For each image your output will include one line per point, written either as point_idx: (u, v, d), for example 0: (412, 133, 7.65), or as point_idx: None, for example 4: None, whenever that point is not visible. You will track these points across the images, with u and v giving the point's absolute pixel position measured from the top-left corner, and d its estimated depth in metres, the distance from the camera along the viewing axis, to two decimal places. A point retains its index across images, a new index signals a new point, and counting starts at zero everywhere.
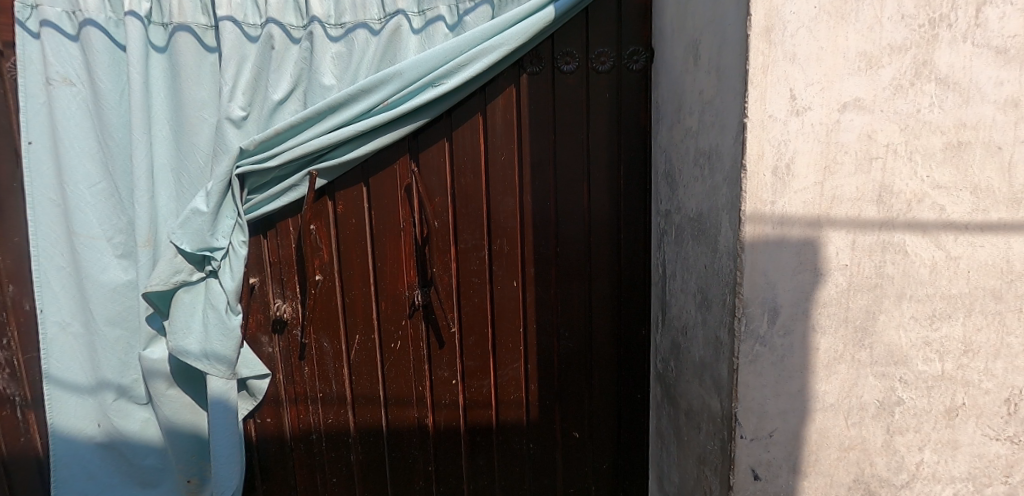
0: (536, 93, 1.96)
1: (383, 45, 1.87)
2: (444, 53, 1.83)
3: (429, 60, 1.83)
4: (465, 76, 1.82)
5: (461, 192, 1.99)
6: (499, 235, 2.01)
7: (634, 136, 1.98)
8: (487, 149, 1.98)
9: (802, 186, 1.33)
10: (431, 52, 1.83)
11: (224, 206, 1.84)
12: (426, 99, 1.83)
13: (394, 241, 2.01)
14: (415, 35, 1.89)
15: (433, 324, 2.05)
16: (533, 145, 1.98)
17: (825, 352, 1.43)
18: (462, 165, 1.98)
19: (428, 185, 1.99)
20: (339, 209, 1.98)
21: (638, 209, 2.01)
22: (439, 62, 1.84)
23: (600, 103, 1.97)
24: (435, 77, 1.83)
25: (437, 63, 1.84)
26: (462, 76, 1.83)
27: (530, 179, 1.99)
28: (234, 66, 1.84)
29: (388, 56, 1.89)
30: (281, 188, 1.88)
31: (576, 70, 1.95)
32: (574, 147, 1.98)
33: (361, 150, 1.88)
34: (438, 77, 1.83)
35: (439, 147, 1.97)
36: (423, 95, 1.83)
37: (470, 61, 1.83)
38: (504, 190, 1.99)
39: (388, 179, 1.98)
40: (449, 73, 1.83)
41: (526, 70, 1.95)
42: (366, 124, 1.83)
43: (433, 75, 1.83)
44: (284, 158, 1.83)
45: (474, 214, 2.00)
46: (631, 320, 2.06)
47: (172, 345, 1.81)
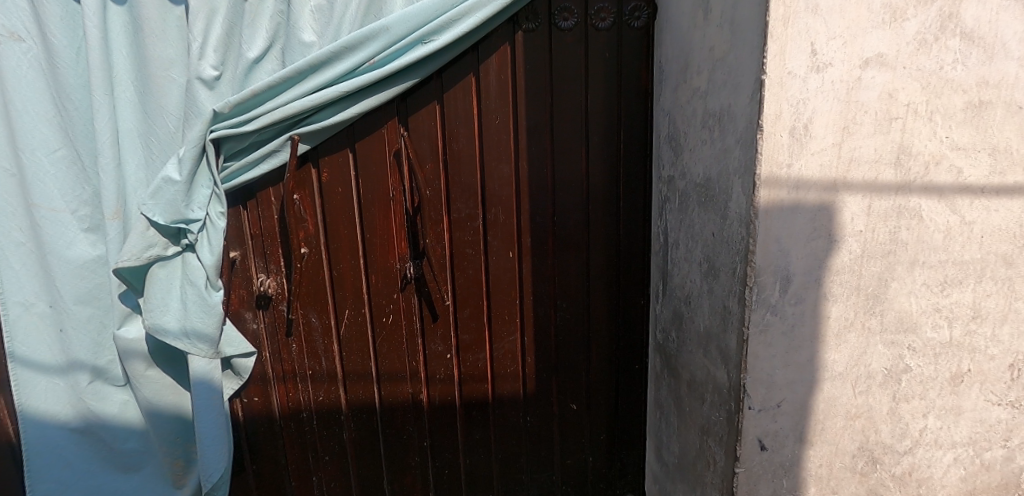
0: (531, 52, 1.86)
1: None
2: (433, 7, 1.71)
3: (417, 15, 1.71)
4: (456, 33, 1.71)
5: (453, 158, 1.89)
6: (493, 203, 1.93)
7: (635, 99, 1.90)
8: (480, 112, 1.88)
9: (819, 147, 1.26)
10: (419, 7, 1.71)
11: (199, 175, 1.72)
12: (414, 59, 1.72)
13: (384, 211, 1.91)
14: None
15: (426, 297, 1.97)
16: (529, 108, 1.88)
17: (836, 321, 1.36)
18: (454, 129, 1.88)
19: (419, 151, 1.88)
20: (324, 177, 1.87)
21: (638, 176, 1.95)
22: (428, 18, 1.72)
23: (600, 63, 1.88)
24: (424, 34, 1.71)
25: (426, 18, 1.72)
26: (453, 33, 1.71)
27: (526, 144, 1.90)
28: (204, 20, 1.71)
29: (374, 10, 1.76)
30: (261, 154, 1.76)
31: (575, 27, 1.86)
32: (572, 110, 1.90)
33: (345, 113, 1.77)
34: (427, 33, 1.72)
35: (430, 110, 1.87)
36: (411, 54, 1.72)
37: (461, 17, 1.72)
38: (499, 156, 1.90)
39: (375, 145, 1.86)
40: (439, 29, 1.72)
41: (521, 27, 1.84)
42: (350, 85, 1.72)
43: (422, 32, 1.71)
44: (264, 121, 1.71)
45: (467, 181, 1.91)
46: (629, 289, 2.02)
47: (148, 323, 1.72)
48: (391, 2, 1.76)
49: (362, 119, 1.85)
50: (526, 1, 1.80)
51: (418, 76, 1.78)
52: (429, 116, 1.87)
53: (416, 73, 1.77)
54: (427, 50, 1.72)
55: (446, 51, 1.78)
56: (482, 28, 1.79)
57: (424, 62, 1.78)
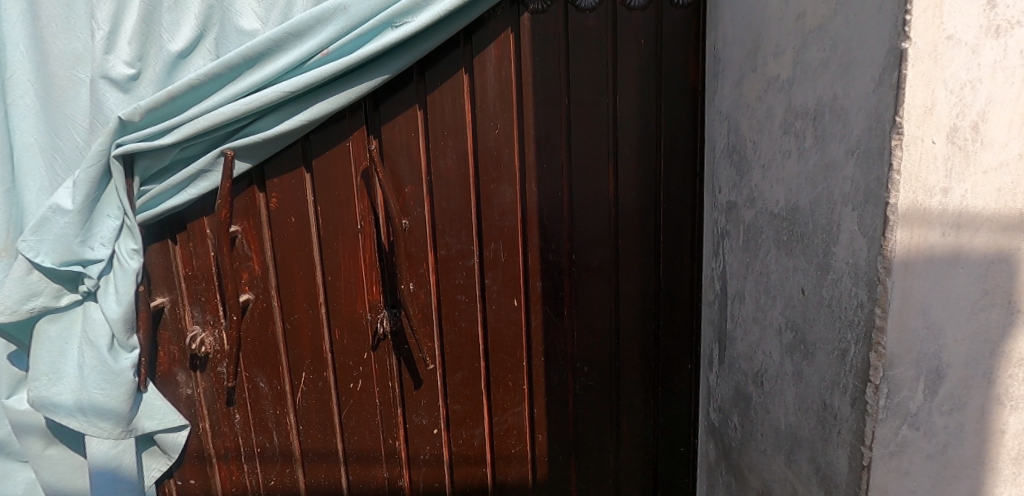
0: (541, 39, 1.41)
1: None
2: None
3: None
4: (436, 13, 1.28)
5: (439, 179, 1.46)
6: (492, 237, 1.49)
7: (679, 101, 1.44)
8: (474, 120, 1.44)
9: (995, 163, 0.79)
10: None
11: (104, 202, 1.33)
12: (380, 48, 1.29)
13: (350, 247, 1.47)
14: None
15: (406, 356, 1.52)
16: (539, 113, 1.44)
17: (1015, 440, 0.85)
18: (441, 141, 1.45)
19: (395, 170, 1.45)
20: (273, 203, 1.44)
21: (682, 202, 1.49)
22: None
23: (633, 54, 1.42)
24: (393, 15, 1.29)
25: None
26: (432, 14, 1.28)
27: (535, 161, 1.46)
28: (112, 4, 1.33)
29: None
30: (186, 175, 1.35)
31: (598, 7, 1.41)
32: (596, 116, 1.45)
33: (292, 121, 1.34)
34: (398, 14, 1.29)
35: (409, 118, 1.44)
36: (376, 42, 1.29)
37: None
38: (499, 175, 1.46)
39: (337, 162, 1.43)
40: (413, 9, 1.29)
41: (527, 8, 1.41)
42: (295, 84, 1.30)
43: (389, 13, 1.28)
44: (185, 131, 1.31)
45: (458, 209, 1.48)
46: (673, 350, 1.54)
47: (32, 397, 1.33)
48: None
49: (319, 129, 1.42)
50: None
51: (389, 73, 1.34)
52: (408, 126, 1.44)
53: (386, 69, 1.34)
54: (397, 37, 1.29)
55: (424, 39, 1.34)
56: (471, 9, 1.35)
57: (396, 55, 1.34)
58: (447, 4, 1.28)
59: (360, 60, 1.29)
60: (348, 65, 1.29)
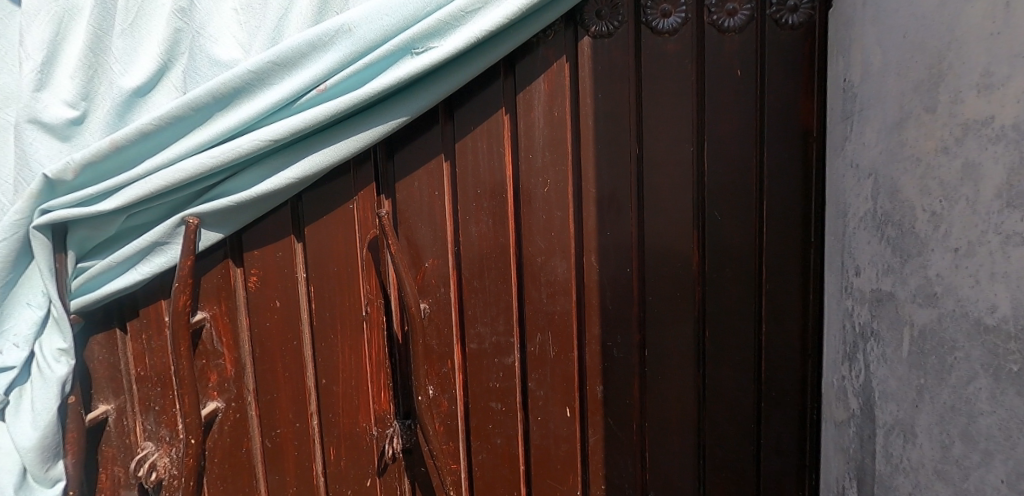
0: (605, 70, 1.08)
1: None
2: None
3: (403, 6, 0.95)
4: (475, 34, 0.94)
5: (469, 251, 1.12)
6: (539, 327, 1.13)
7: (788, 150, 1.09)
8: (517, 175, 1.10)
9: None
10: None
11: (24, 285, 0.99)
12: (398, 82, 0.95)
13: (352, 342, 1.10)
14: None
15: (426, 483, 1.13)
16: (603, 165, 1.10)
17: None
18: (472, 202, 1.10)
19: (414, 240, 1.12)
20: (252, 283, 1.09)
21: (789, 280, 1.11)
22: (424, 12, 0.96)
23: (727, 88, 1.08)
24: (417, 37, 0.95)
25: (421, 13, 0.95)
26: (469, 37, 0.95)
27: (597, 227, 1.11)
28: (46, 24, 0.99)
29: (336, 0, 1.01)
30: (135, 248, 1.00)
31: (681, 29, 1.07)
32: (677, 169, 1.10)
33: (276, 179, 0.99)
34: (422, 36, 0.95)
35: (433, 171, 1.10)
36: (393, 74, 0.95)
37: (483, 8, 0.96)
38: (550, 247, 1.11)
39: (337, 230, 1.08)
40: (443, 29, 0.95)
41: (587, 30, 1.07)
42: (282, 130, 0.95)
43: (411, 35, 0.95)
44: (131, 195, 0.96)
45: (495, 291, 1.12)
46: (778, 478, 1.15)
47: None
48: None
49: (313, 186, 1.07)
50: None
51: (408, 115, 1.00)
52: (430, 181, 1.10)
53: (404, 109, 0.99)
54: (421, 67, 0.95)
55: (455, 69, 1.00)
56: (519, 30, 1.00)
57: (417, 90, 0.99)
58: (490, 23, 0.94)
59: (371, 97, 0.95)
60: (355, 105, 0.95)
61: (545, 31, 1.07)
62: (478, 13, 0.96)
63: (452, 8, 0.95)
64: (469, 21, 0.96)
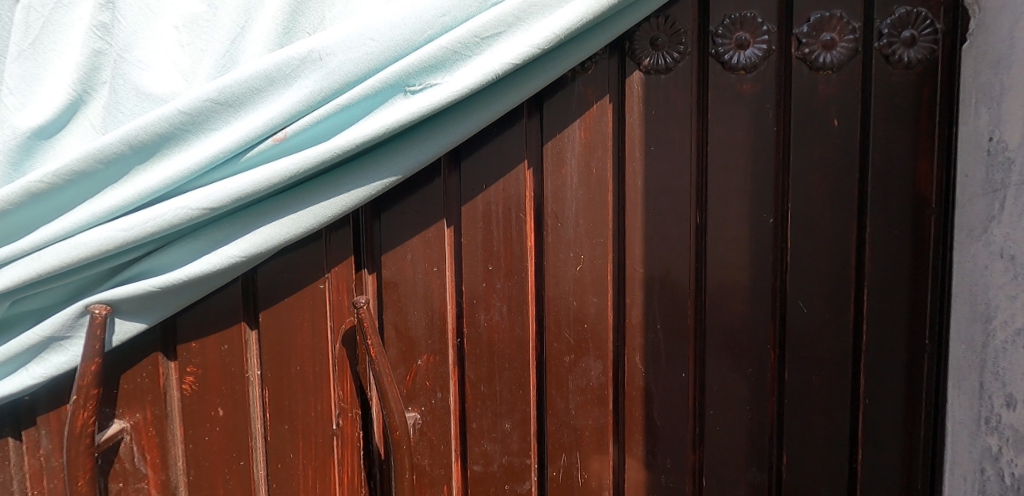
0: (659, 116, 0.84)
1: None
2: (434, 10, 0.70)
3: (395, 28, 0.70)
4: (491, 70, 0.70)
5: (474, 347, 0.86)
6: (565, 446, 0.87)
7: (898, 225, 0.83)
8: (542, 249, 0.85)
9: None
10: (399, 11, 0.70)
11: None
12: (386, 130, 0.69)
13: (317, 465, 0.83)
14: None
15: None
16: (653, 239, 0.85)
17: None
18: (480, 283, 0.85)
19: (403, 331, 0.85)
20: (187, 384, 0.82)
21: (896, 394, 0.85)
22: (422, 37, 0.70)
23: (818, 143, 0.84)
24: (412, 72, 0.70)
25: (418, 39, 0.70)
26: (484, 73, 0.70)
27: (645, 318, 0.86)
28: None
29: (304, 18, 0.75)
30: (21, 345, 0.73)
31: (761, 64, 0.83)
32: (748, 244, 0.86)
33: (215, 257, 0.72)
34: (420, 70, 0.70)
35: (431, 241, 0.84)
36: (378, 121, 0.70)
37: (504, 37, 0.71)
38: (580, 342, 0.86)
39: (301, 318, 0.81)
40: (448, 61, 0.70)
41: (638, 63, 0.83)
42: (223, 194, 0.69)
43: (404, 68, 0.69)
44: (14, 278, 0.70)
45: (508, 398, 0.86)
46: None
47: None
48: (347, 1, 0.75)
49: (271, 260, 0.81)
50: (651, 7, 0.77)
51: (400, 173, 0.74)
52: (427, 254, 0.85)
53: (394, 166, 0.74)
54: (418, 111, 0.69)
55: (463, 113, 0.75)
56: (548, 63, 0.75)
57: (411, 140, 0.74)
58: (512, 56, 0.70)
59: (347, 152, 0.69)
60: (324, 161, 0.69)
61: (583, 63, 0.83)
62: (495, 40, 0.71)
63: (461, 34, 0.70)
64: (483, 51, 0.71)
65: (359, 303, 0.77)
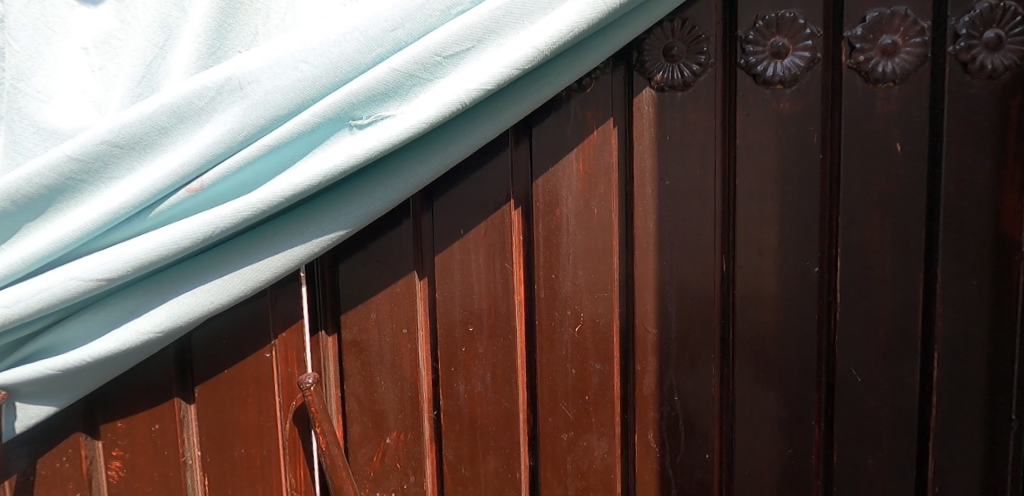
0: (676, 144, 0.68)
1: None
2: (385, 23, 0.56)
3: (334, 46, 0.55)
4: (457, 97, 0.55)
5: (452, 422, 0.72)
6: None
7: (971, 272, 0.68)
8: (532, 306, 0.71)
9: None
10: (340, 24, 0.56)
11: None
12: (325, 177, 0.55)
13: None
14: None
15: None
16: (671, 293, 0.70)
17: None
18: (458, 348, 0.71)
19: (367, 404, 0.72)
20: (115, 471, 0.68)
21: (970, 477, 0.70)
22: (369, 58, 0.56)
23: (874, 174, 0.68)
24: (358, 101, 0.55)
25: (365, 59, 0.56)
26: (447, 101, 0.55)
27: (660, 388, 0.71)
28: None
29: (231, 37, 0.61)
30: None
31: (804, 75, 0.67)
32: (786, 298, 0.70)
33: (125, 334, 0.58)
34: (367, 99, 0.56)
35: (397, 298, 0.70)
36: (316, 164, 0.56)
37: (478, 53, 0.57)
38: (580, 417, 0.71)
39: (243, 394, 0.69)
40: (403, 86, 0.56)
41: (649, 79, 0.68)
42: (124, 260, 0.55)
43: (347, 97, 0.55)
44: None
45: (494, 482, 0.72)
46: None
47: None
48: (284, 15, 0.61)
49: (207, 325, 0.67)
50: (660, 14, 0.64)
51: (348, 227, 0.59)
52: (395, 314, 0.71)
53: (340, 218, 0.58)
54: (365, 151, 0.55)
55: (427, 149, 0.59)
56: (532, 84, 0.60)
57: (360, 185, 0.58)
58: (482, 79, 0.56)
59: (276, 204, 0.55)
60: (249, 217, 0.55)
61: (581, 80, 0.68)
62: (462, 59, 0.57)
63: (418, 52, 0.56)
64: (447, 73, 0.57)
65: (304, 384, 0.65)
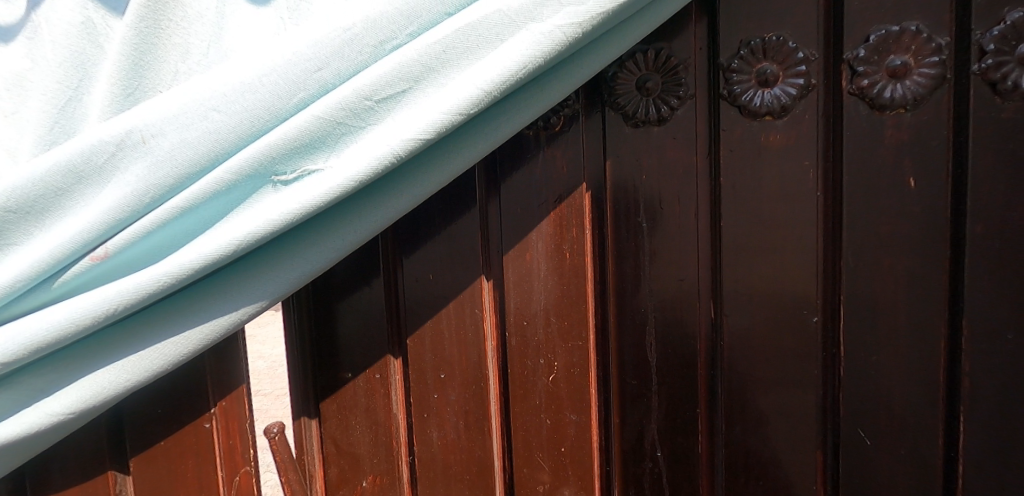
0: (654, 184, 0.64)
1: (130, 34, 0.56)
2: (307, 64, 0.53)
3: (249, 93, 0.52)
4: (396, 148, 0.52)
5: (427, 468, 0.70)
6: None
7: (1007, 324, 0.59)
8: (506, 351, 0.68)
9: None
10: (254, 67, 0.53)
11: None
12: (252, 237, 0.52)
13: None
14: (249, 5, 0.58)
15: None
16: (652, 342, 0.66)
17: None
18: (431, 394, 0.69)
19: (345, 446, 0.71)
20: None
21: None
22: (291, 103, 0.53)
23: (882, 212, 0.60)
24: (279, 155, 0.53)
25: (286, 106, 0.53)
26: (380, 154, 0.52)
27: (641, 443, 0.67)
28: None
29: (150, 75, 0.57)
30: None
31: (796, 104, 0.61)
32: (780, 349, 0.64)
33: (31, 417, 0.53)
34: (290, 152, 0.53)
35: (366, 345, 0.69)
36: (239, 225, 0.53)
37: (411, 96, 0.54)
38: (557, 469, 0.68)
39: (183, 465, 0.66)
40: (330, 136, 0.53)
41: (622, 115, 0.64)
42: (26, 338, 0.51)
43: (266, 150, 0.52)
44: None
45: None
46: None
47: None
48: (206, 49, 0.58)
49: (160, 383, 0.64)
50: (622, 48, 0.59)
51: (267, 300, 0.56)
52: (371, 358, 0.70)
53: (275, 283, 0.55)
54: (297, 209, 0.52)
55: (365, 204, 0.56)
56: (485, 129, 0.57)
57: (294, 244, 0.55)
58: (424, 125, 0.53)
59: (199, 269, 0.52)
60: (165, 286, 0.52)
61: (548, 119, 0.64)
62: (397, 104, 0.54)
63: (345, 97, 0.53)
64: (381, 119, 0.54)
65: (270, 428, 0.64)
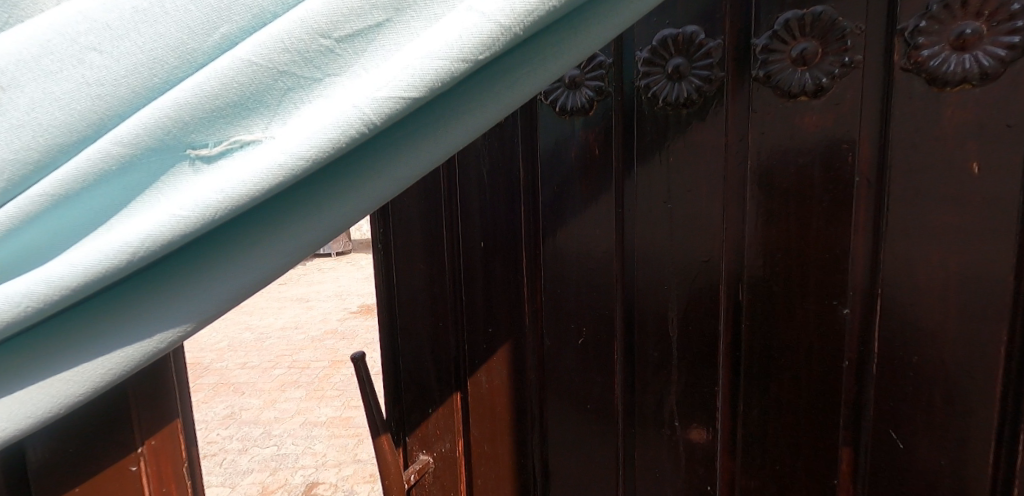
0: (679, 164, 0.64)
1: None
2: None
3: (145, 24, 0.45)
4: (336, 126, 0.44)
5: (478, 404, 0.84)
6: None
7: None
8: (545, 315, 0.76)
9: None
10: None
11: None
12: (186, 223, 0.46)
13: None
14: None
15: None
16: (674, 318, 0.67)
17: None
18: (481, 344, 0.82)
19: (423, 374, 0.88)
20: None
21: None
22: (211, 40, 0.46)
23: (933, 204, 0.54)
24: (198, 118, 0.46)
25: (203, 44, 0.46)
26: (345, 116, 0.44)
27: (662, 408, 0.69)
28: None
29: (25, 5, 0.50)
30: None
31: (837, 81, 0.56)
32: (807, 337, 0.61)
33: None
34: (210, 114, 0.46)
35: (437, 295, 0.84)
36: (173, 204, 0.47)
37: (366, 34, 0.46)
38: (588, 421, 0.75)
39: None
40: (271, 89, 0.46)
41: (653, 97, 0.64)
42: None
43: (178, 112, 0.46)
44: None
45: (512, 462, 0.82)
46: None
47: None
48: None
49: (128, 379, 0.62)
50: (624, 23, 0.49)
51: (193, 322, 0.50)
52: (435, 310, 0.85)
53: (202, 301, 0.49)
54: (237, 189, 0.45)
55: (316, 196, 0.49)
56: (462, 106, 0.49)
57: (259, 225, 0.49)
58: (369, 100, 0.44)
59: (89, 282, 0.46)
60: (61, 296, 0.46)
61: (582, 103, 0.67)
62: (342, 62, 0.46)
63: (276, 48, 0.45)
64: (323, 84, 0.46)
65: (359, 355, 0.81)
